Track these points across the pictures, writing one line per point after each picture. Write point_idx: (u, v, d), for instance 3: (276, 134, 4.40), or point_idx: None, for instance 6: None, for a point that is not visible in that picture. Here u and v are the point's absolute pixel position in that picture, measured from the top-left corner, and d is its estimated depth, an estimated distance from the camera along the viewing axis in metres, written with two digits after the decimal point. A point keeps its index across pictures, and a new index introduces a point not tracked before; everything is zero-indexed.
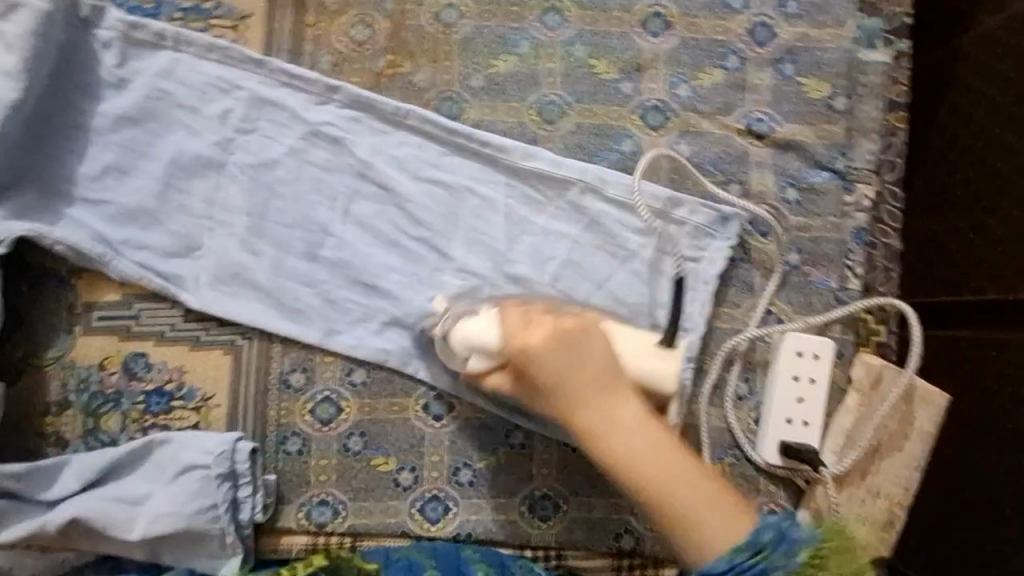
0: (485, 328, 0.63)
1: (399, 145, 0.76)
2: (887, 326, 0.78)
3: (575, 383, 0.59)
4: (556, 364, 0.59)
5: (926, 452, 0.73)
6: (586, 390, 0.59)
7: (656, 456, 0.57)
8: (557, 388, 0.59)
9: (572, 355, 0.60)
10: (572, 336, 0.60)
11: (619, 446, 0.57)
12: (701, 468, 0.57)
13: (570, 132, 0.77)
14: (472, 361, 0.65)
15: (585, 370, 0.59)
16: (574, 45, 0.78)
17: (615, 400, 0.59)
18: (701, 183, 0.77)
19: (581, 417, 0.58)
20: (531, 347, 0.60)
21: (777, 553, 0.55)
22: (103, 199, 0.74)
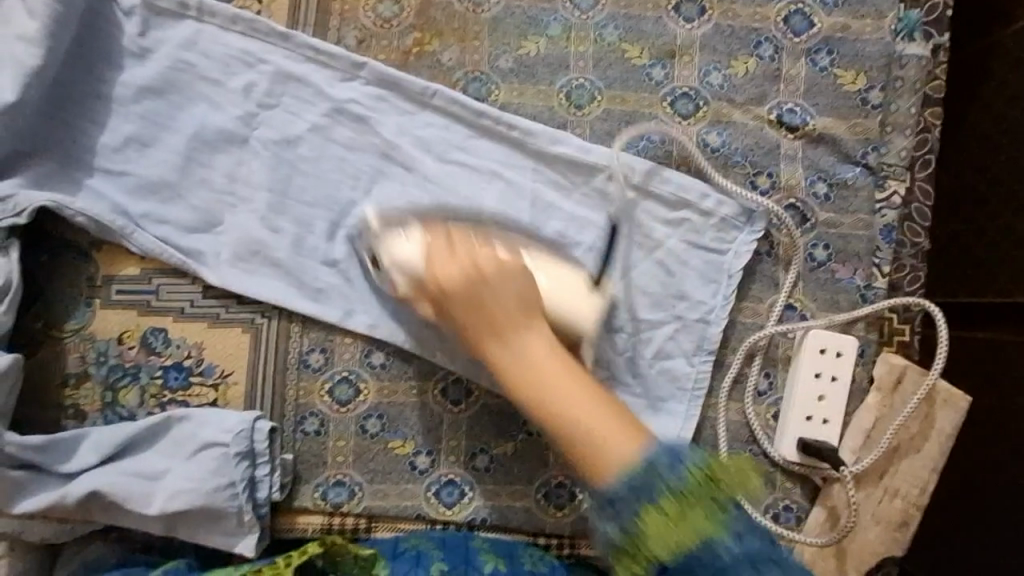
0: (412, 250, 0.64)
1: (424, 125, 0.74)
2: (911, 327, 0.77)
3: (480, 299, 0.58)
4: (463, 286, 0.59)
5: (945, 453, 0.74)
6: (491, 306, 0.58)
7: (553, 375, 0.55)
8: (462, 304, 0.59)
9: (481, 273, 0.59)
10: (485, 259, 0.61)
11: (518, 363, 0.56)
12: (602, 395, 0.54)
13: (599, 118, 0.75)
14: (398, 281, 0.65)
15: (490, 288, 0.59)
16: (606, 28, 0.76)
17: (519, 319, 0.58)
18: (729, 175, 0.76)
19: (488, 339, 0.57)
20: (447, 270, 0.61)
21: (667, 469, 0.50)
22: (124, 171, 0.72)
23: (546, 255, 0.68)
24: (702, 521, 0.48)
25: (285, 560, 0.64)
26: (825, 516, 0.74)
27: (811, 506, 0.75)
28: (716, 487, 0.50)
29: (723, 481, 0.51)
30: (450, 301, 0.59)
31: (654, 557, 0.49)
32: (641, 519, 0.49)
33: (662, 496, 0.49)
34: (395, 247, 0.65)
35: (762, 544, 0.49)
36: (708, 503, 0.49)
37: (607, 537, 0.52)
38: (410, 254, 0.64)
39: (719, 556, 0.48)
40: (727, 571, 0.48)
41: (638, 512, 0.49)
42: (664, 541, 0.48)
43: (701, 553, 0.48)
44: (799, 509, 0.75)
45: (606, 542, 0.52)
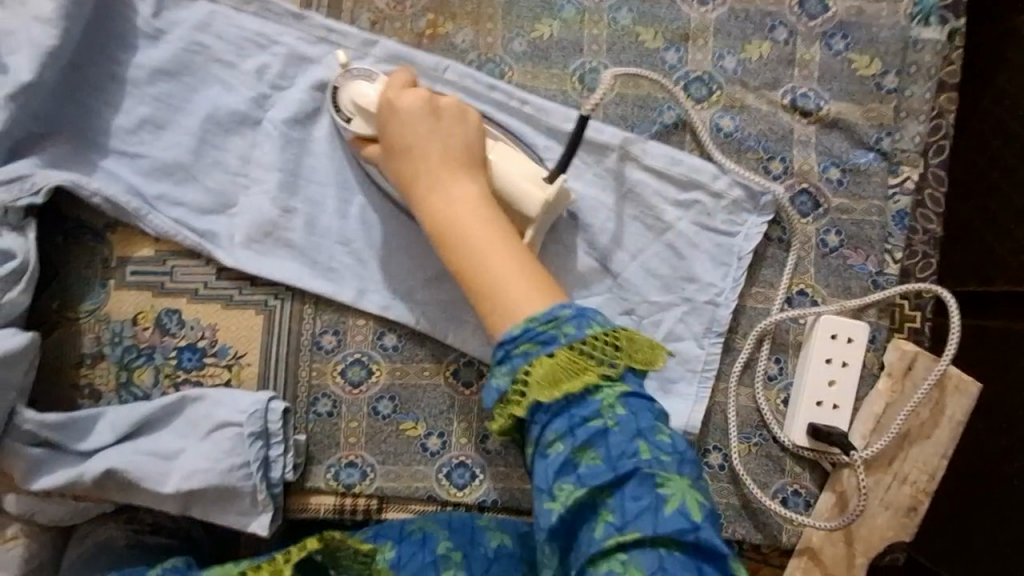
0: (371, 90, 0.69)
1: None
2: (922, 314, 0.77)
3: (427, 147, 0.65)
4: (414, 127, 0.65)
5: (954, 440, 0.74)
6: (434, 155, 0.64)
7: (477, 224, 0.60)
8: (409, 147, 0.65)
9: (431, 123, 0.65)
10: (438, 113, 0.66)
11: (444, 208, 0.62)
12: (520, 252, 0.59)
13: (612, 102, 0.75)
14: (355, 124, 0.70)
15: (435, 138, 0.65)
16: (620, 12, 0.76)
17: (456, 173, 0.64)
18: (742, 160, 0.76)
19: (423, 176, 0.64)
20: (401, 105, 0.66)
21: (567, 326, 0.53)
22: (139, 152, 0.73)
23: (505, 138, 0.71)
24: (590, 378, 0.51)
25: (284, 556, 0.56)
26: (835, 501, 0.74)
27: (821, 492, 0.75)
28: (614, 353, 0.52)
29: (627, 348, 0.53)
30: (398, 142, 0.66)
31: (534, 399, 0.51)
32: (533, 367, 0.52)
33: (554, 346, 0.52)
34: (358, 91, 0.69)
35: (646, 414, 0.51)
36: (597, 361, 0.51)
37: (495, 382, 0.53)
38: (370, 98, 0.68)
39: (599, 411, 0.50)
40: (604, 429, 0.50)
41: (528, 356, 0.52)
42: (548, 389, 0.50)
43: (585, 409, 0.50)
44: (809, 494, 0.75)
45: (495, 390, 0.53)
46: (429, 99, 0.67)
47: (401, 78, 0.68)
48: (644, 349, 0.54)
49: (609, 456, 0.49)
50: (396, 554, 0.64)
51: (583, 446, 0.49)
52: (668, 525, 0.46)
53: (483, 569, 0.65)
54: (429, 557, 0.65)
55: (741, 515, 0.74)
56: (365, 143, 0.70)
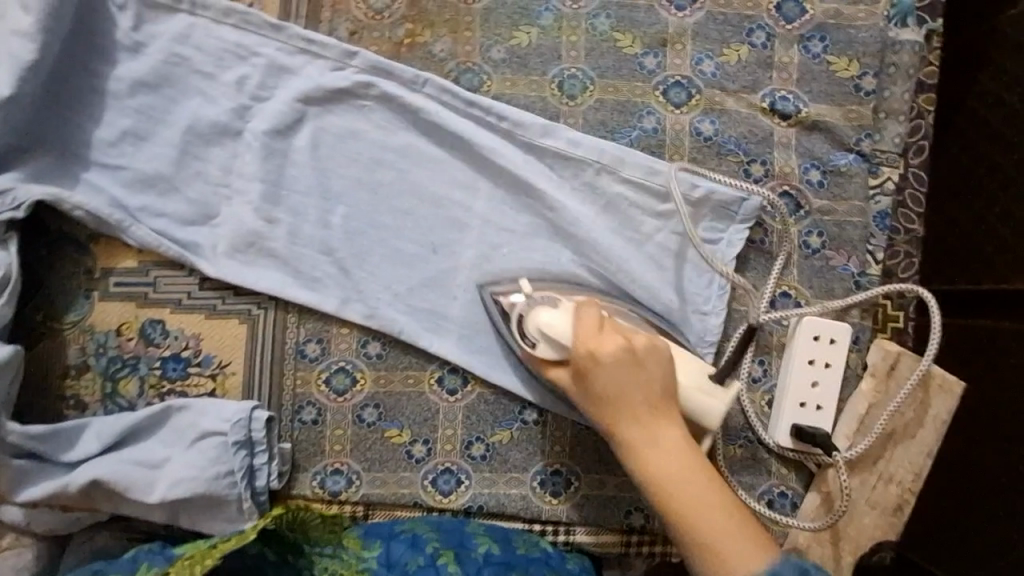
0: (557, 321, 0.64)
1: (414, 115, 0.74)
2: (905, 314, 0.77)
3: (630, 396, 0.60)
4: (616, 365, 0.60)
5: (940, 439, 0.75)
6: (641, 406, 0.59)
7: (689, 482, 0.57)
8: (612, 399, 0.60)
9: (634, 372, 0.60)
10: (640, 353, 0.61)
11: (654, 463, 0.58)
12: (741, 512, 0.56)
13: (592, 108, 0.75)
14: (540, 350, 0.65)
15: (638, 382, 0.60)
16: (598, 18, 0.76)
17: (662, 421, 0.59)
18: (722, 163, 0.76)
19: (626, 425, 0.60)
20: (601, 349, 0.61)
21: None
22: (120, 165, 0.73)
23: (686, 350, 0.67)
24: None
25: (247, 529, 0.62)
26: (820, 501, 0.74)
27: (806, 492, 0.75)
28: None
29: None
30: (600, 394, 0.61)
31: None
32: None
33: None
34: (541, 324, 0.65)
35: None
36: None
37: None
38: (562, 329, 0.63)
39: None
40: None
41: None
42: None
43: None
44: (793, 494, 0.75)
45: None
46: (627, 341, 0.61)
47: (588, 310, 0.64)
48: None
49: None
50: (384, 551, 0.66)
51: None
52: None
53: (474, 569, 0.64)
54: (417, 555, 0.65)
55: None
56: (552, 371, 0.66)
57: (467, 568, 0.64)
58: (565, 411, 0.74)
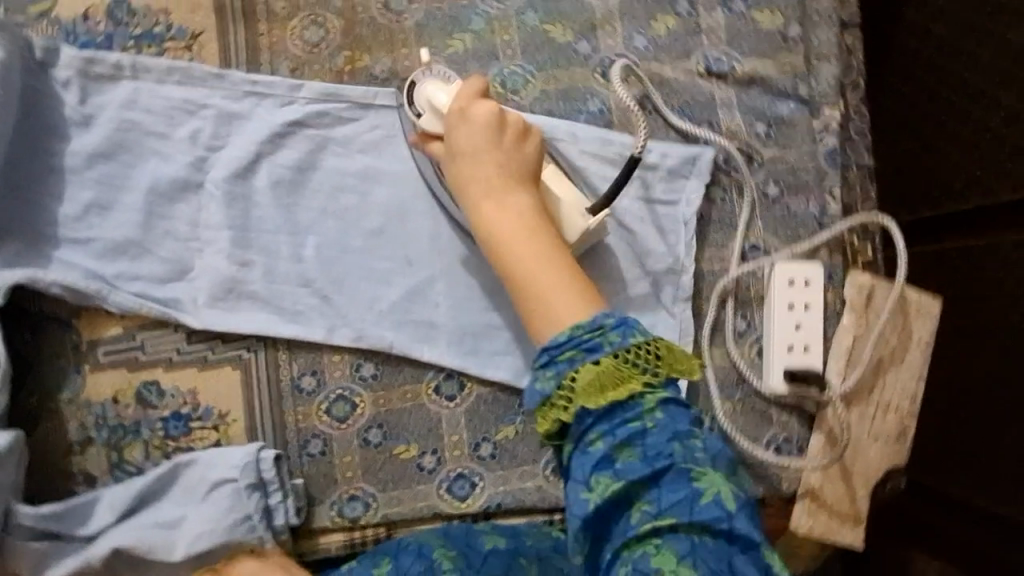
0: (442, 95, 0.70)
1: (372, 129, 0.76)
2: (872, 245, 0.79)
3: (482, 166, 0.67)
4: (476, 139, 0.68)
5: (926, 360, 0.78)
6: (493, 175, 0.67)
7: (526, 241, 0.64)
8: (467, 160, 0.68)
9: (494, 143, 0.68)
10: (504, 126, 0.68)
11: (495, 221, 0.66)
12: (566, 273, 0.62)
13: (537, 100, 0.77)
14: (424, 121, 0.71)
15: (492, 155, 0.67)
16: (527, 14, 0.78)
17: (512, 189, 0.67)
18: (670, 130, 0.78)
19: (478, 192, 0.67)
20: (468, 116, 0.68)
21: (615, 333, 0.54)
22: (90, 237, 0.74)
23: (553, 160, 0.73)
24: (633, 389, 0.52)
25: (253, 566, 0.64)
26: (826, 441, 0.76)
27: (811, 434, 0.77)
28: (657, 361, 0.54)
29: (667, 360, 0.54)
30: (459, 156, 0.68)
31: (577, 406, 0.52)
32: (580, 373, 0.53)
33: (604, 353, 0.53)
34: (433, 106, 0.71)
35: (686, 422, 0.53)
36: (641, 374, 0.53)
37: (539, 388, 0.54)
38: (441, 98, 0.70)
39: (644, 419, 0.52)
40: (655, 450, 0.51)
41: (575, 363, 0.53)
42: (597, 396, 0.52)
43: (630, 412, 0.52)
44: (799, 439, 0.77)
45: (537, 393, 0.55)
46: (496, 113, 0.68)
47: (471, 85, 0.70)
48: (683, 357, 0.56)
49: (650, 458, 0.50)
50: (395, 566, 0.64)
51: (623, 443, 0.51)
52: (703, 513, 0.49)
53: (480, 562, 0.65)
54: (425, 562, 0.64)
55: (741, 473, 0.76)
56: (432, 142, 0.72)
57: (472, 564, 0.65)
58: None
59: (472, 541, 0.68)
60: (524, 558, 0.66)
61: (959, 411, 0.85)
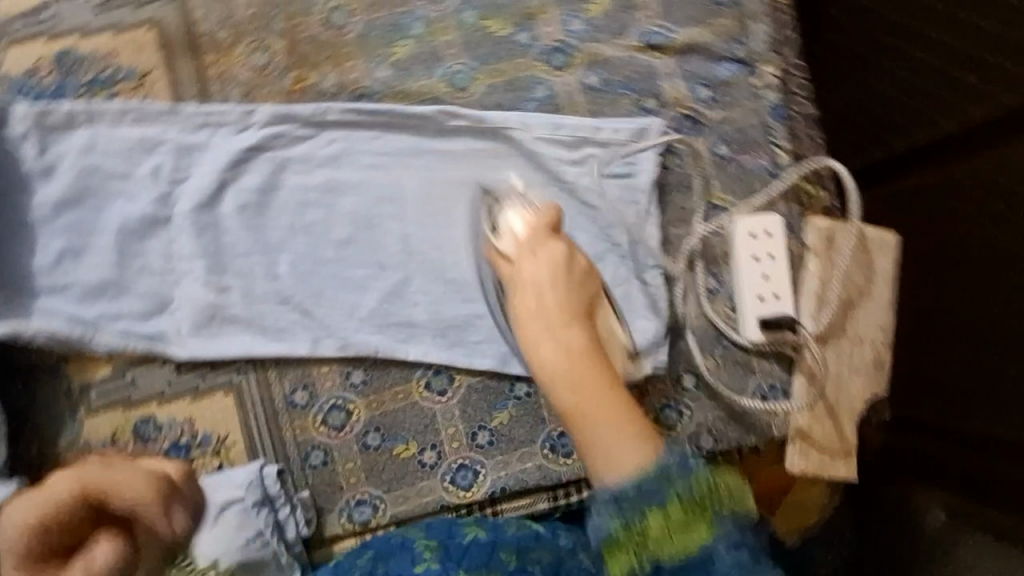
0: (517, 223, 0.68)
1: (328, 143, 0.78)
2: (825, 190, 0.82)
3: (551, 296, 0.62)
4: (544, 267, 0.64)
5: (892, 291, 0.80)
6: (561, 306, 0.61)
7: (587, 380, 0.56)
8: (527, 295, 0.63)
9: (568, 278, 0.63)
10: (579, 271, 0.64)
11: (553, 361, 0.58)
12: (626, 407, 0.55)
13: (485, 94, 0.80)
14: (498, 242, 0.69)
15: (558, 285, 0.62)
16: (464, 12, 0.80)
17: (573, 326, 0.60)
18: (617, 107, 0.81)
19: (540, 323, 0.60)
20: (538, 246, 0.66)
21: (683, 483, 0.50)
22: (68, 283, 0.75)
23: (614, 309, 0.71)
24: (700, 531, 0.50)
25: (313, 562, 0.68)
26: (807, 383, 0.78)
27: (791, 378, 0.79)
28: (726, 502, 0.51)
29: (732, 498, 0.51)
30: (521, 285, 0.64)
31: (646, 554, 0.50)
32: (647, 519, 0.50)
33: (669, 499, 0.50)
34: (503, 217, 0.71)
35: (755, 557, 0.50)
36: (708, 515, 0.50)
37: (597, 523, 0.52)
38: (518, 227, 0.68)
39: (706, 554, 0.49)
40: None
41: (642, 511, 0.50)
42: (665, 542, 0.50)
43: (693, 559, 0.49)
44: (782, 384, 0.79)
45: (596, 529, 0.52)
46: (570, 252, 0.65)
47: (545, 219, 0.67)
48: (753, 504, 0.53)
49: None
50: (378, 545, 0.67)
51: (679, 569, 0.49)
52: None
53: (459, 552, 0.62)
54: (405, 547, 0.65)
55: (731, 424, 0.78)
56: (499, 260, 0.69)
57: (451, 557, 0.62)
58: None
59: (454, 531, 0.67)
60: (504, 551, 0.62)
61: (948, 351, 0.90)
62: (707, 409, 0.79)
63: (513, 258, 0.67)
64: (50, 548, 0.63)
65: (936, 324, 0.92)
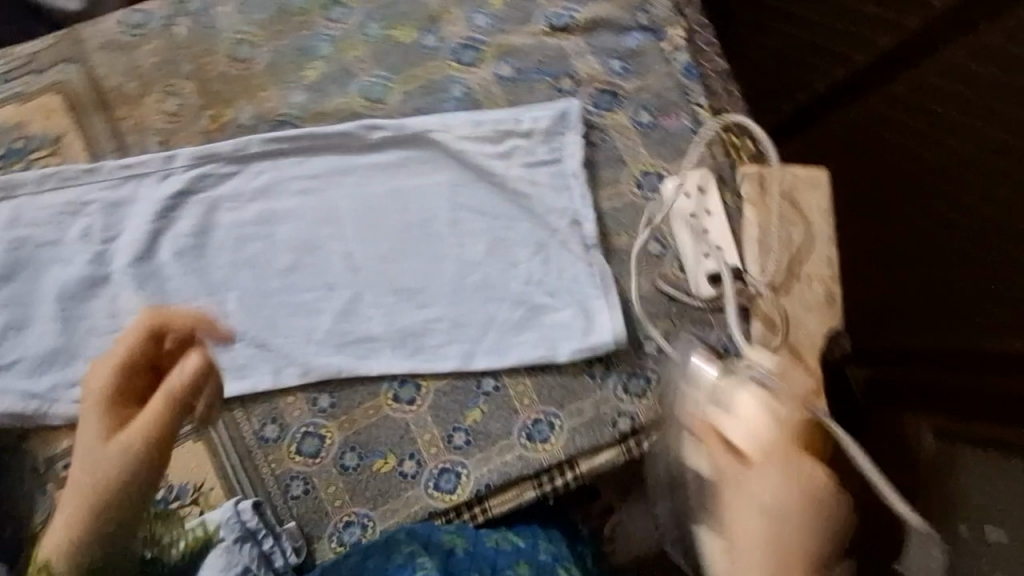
0: (756, 407, 0.63)
1: (255, 176, 0.79)
2: (750, 139, 0.84)
3: (785, 518, 0.56)
4: (783, 483, 0.57)
5: (831, 224, 0.81)
6: (791, 523, 0.56)
7: None
8: (749, 483, 0.58)
9: (812, 523, 0.56)
10: (817, 502, 0.56)
11: (753, 557, 0.57)
12: None
13: (403, 102, 0.80)
14: (742, 404, 0.63)
15: (812, 528, 0.56)
16: (368, 25, 0.81)
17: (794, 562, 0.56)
18: (535, 92, 0.82)
19: (747, 505, 0.57)
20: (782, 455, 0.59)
21: None
22: (15, 358, 0.74)
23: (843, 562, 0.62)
24: None
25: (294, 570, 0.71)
26: (766, 326, 0.78)
27: (751, 326, 0.79)
28: None
29: None
30: (743, 459, 0.60)
31: None
32: None
33: None
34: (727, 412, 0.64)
35: None
36: None
37: None
38: (756, 412, 0.62)
39: None
40: None
41: None
42: None
43: None
44: (743, 334, 0.79)
45: None
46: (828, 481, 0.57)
47: (794, 439, 0.61)
48: None
49: None
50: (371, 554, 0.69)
51: None
52: None
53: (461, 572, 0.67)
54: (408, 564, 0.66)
55: None
56: (708, 438, 0.64)
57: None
58: (517, 362, 0.79)
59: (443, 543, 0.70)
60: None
61: (919, 281, 0.97)
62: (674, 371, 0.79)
63: (750, 461, 0.60)
64: (136, 391, 0.64)
65: (906, 254, 0.99)
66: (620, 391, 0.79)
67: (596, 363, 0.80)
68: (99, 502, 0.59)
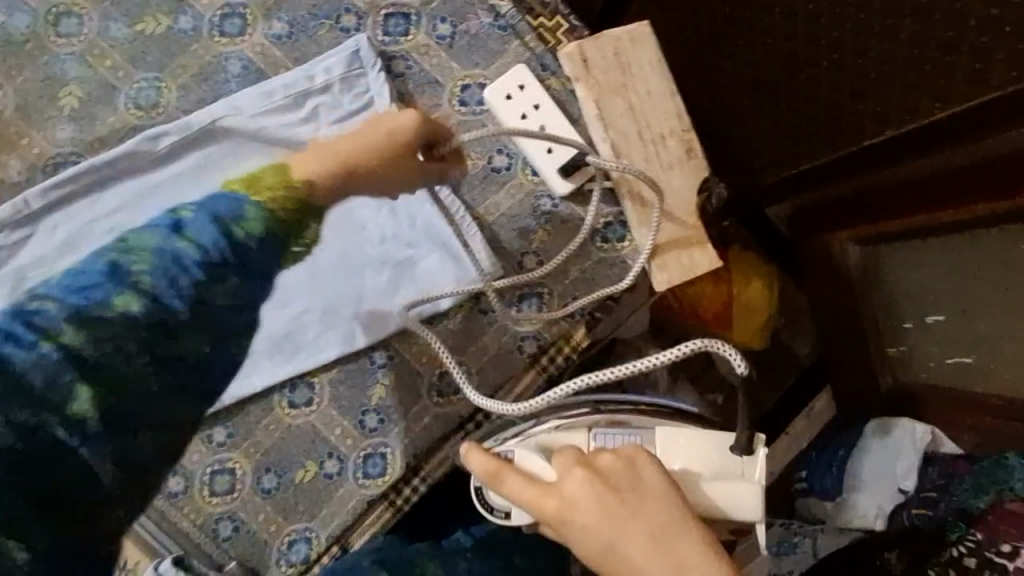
0: (514, 484, 0.54)
1: (52, 231, 0.70)
2: (561, 15, 0.79)
3: (571, 513, 0.51)
4: (551, 513, 0.52)
5: (668, 75, 0.76)
6: (585, 518, 0.50)
7: (625, 540, 0.49)
8: (570, 537, 0.51)
9: (601, 497, 0.50)
10: (603, 470, 0.52)
11: (585, 547, 0.50)
12: (657, 523, 0.50)
13: (181, 98, 0.72)
14: (510, 487, 0.54)
15: (556, 495, 0.52)
16: (111, 27, 0.72)
17: (567, 514, 0.51)
18: (320, 40, 0.74)
19: (583, 550, 0.50)
20: (567, 498, 0.51)
21: None
22: None
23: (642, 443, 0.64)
24: None
25: None
26: (638, 205, 0.75)
27: (621, 206, 0.76)
28: None
29: None
30: (560, 528, 0.52)
31: None
32: None
33: None
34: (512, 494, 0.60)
35: None
36: None
37: None
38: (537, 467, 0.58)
39: None
40: None
41: None
42: None
43: None
44: (617, 217, 0.76)
45: None
46: (583, 470, 0.52)
47: (530, 484, 0.53)
48: None
49: None
50: None
51: None
52: None
53: None
54: None
55: (589, 278, 0.76)
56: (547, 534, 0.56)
57: None
58: (400, 324, 0.74)
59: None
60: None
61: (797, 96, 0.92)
62: (560, 278, 0.76)
63: (553, 527, 0.53)
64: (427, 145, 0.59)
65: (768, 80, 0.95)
66: (515, 314, 0.76)
67: (483, 296, 0.76)
68: (353, 180, 0.51)
